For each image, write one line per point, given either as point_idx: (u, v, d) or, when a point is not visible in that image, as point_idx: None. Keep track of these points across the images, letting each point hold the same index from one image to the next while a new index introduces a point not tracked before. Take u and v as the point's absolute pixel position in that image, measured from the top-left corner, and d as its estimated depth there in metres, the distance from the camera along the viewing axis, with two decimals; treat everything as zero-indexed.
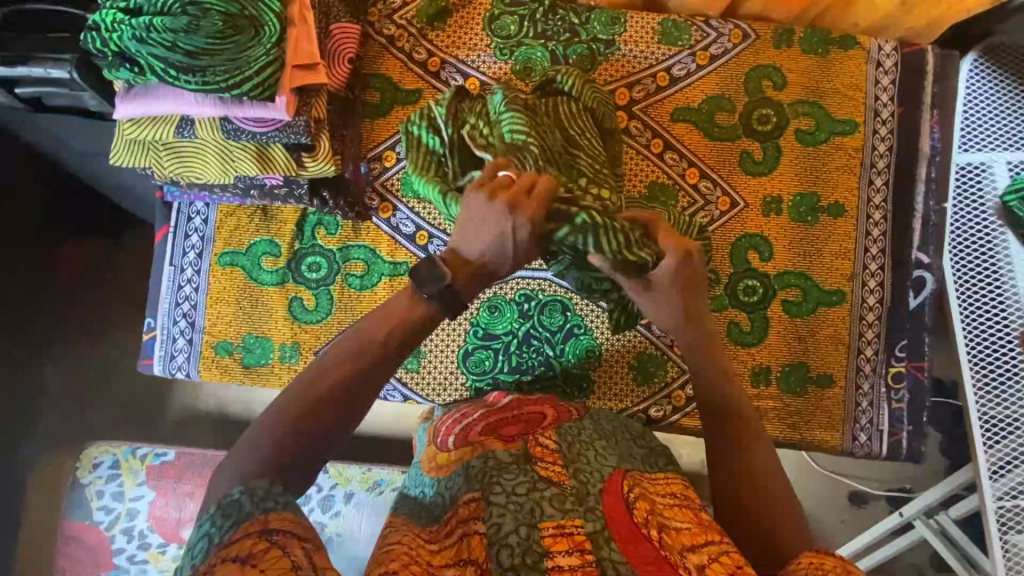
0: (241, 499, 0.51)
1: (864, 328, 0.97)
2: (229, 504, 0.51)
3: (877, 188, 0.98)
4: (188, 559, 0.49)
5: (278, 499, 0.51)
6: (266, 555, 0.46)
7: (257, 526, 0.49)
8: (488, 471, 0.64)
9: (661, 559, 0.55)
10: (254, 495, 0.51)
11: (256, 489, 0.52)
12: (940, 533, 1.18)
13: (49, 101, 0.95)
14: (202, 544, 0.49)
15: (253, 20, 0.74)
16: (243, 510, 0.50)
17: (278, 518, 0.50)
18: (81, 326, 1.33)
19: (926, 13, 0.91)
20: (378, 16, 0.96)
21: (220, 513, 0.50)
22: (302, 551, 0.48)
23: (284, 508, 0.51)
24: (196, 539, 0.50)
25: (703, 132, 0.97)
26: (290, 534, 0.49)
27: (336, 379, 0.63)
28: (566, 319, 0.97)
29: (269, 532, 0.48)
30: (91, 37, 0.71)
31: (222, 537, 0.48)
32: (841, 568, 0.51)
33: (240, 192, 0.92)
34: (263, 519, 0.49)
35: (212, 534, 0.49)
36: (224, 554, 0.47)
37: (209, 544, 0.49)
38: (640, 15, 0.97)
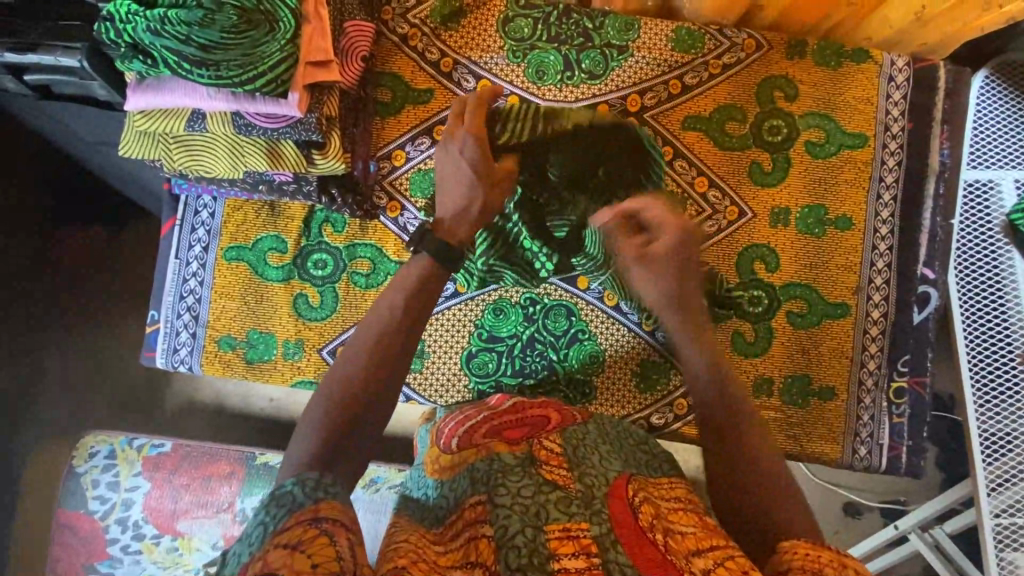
0: (294, 491, 0.54)
1: (868, 342, 0.97)
2: (282, 494, 0.54)
3: (885, 203, 0.98)
4: (244, 547, 0.51)
5: (328, 489, 0.55)
6: (315, 542, 0.48)
7: (307, 515, 0.51)
8: (493, 473, 0.64)
9: (668, 562, 0.55)
10: (306, 486, 0.55)
11: (307, 480, 0.55)
12: (934, 546, 1.18)
13: (56, 88, 0.95)
14: (258, 533, 0.51)
15: (269, 16, 0.74)
16: (295, 499, 0.53)
17: (329, 506, 0.53)
18: (81, 315, 1.32)
19: (941, 29, 0.91)
20: (391, 14, 0.95)
21: (274, 503, 0.53)
22: (347, 540, 0.50)
23: (334, 497, 0.54)
24: (251, 529, 0.52)
25: (713, 141, 0.97)
26: (339, 522, 0.51)
27: (365, 359, 0.69)
28: (570, 324, 0.97)
29: (318, 521, 0.51)
30: (105, 27, 0.71)
31: (277, 525, 0.51)
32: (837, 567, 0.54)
33: (248, 187, 0.92)
34: (314, 508, 0.52)
35: (267, 522, 0.52)
36: (277, 541, 0.49)
37: (265, 532, 0.51)
38: (654, 22, 0.96)
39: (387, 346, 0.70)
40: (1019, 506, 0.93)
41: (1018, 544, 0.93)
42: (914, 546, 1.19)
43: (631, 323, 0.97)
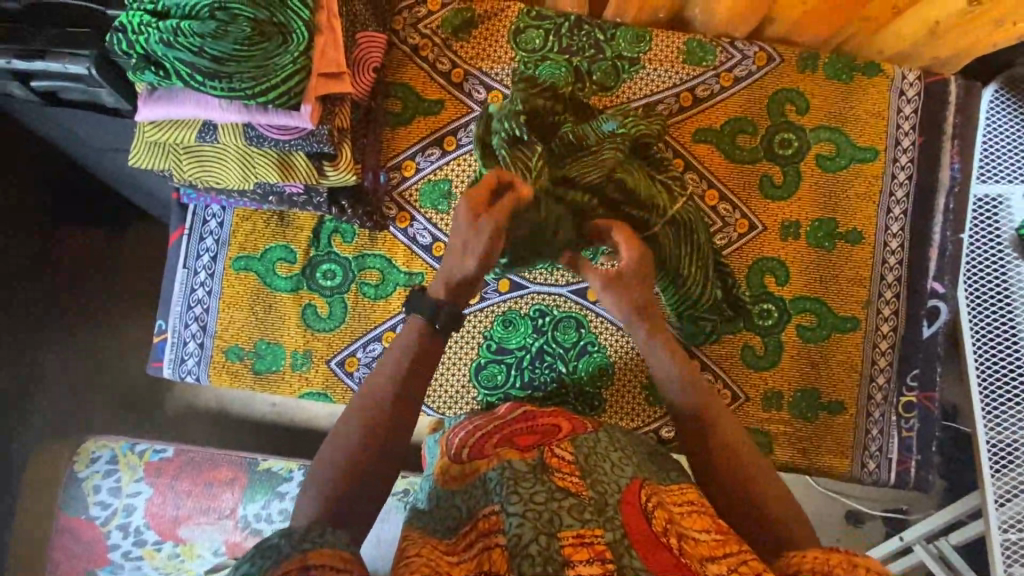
0: (281, 542, 0.53)
1: (877, 356, 0.97)
2: (269, 546, 0.53)
3: (895, 217, 0.97)
4: None
5: (314, 539, 0.54)
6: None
7: (297, 564, 0.52)
8: (505, 483, 0.61)
9: (682, 566, 0.55)
10: (292, 537, 0.55)
11: (293, 532, 0.55)
12: (939, 557, 1.18)
13: (64, 95, 0.95)
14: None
15: (282, 27, 0.73)
16: (282, 550, 0.53)
17: (316, 554, 0.53)
18: (83, 319, 1.31)
19: (954, 45, 0.91)
20: (402, 24, 0.95)
21: (259, 554, 0.53)
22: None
23: (322, 545, 0.54)
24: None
25: (724, 154, 0.97)
26: (329, 568, 0.52)
27: (364, 419, 0.69)
28: (580, 336, 0.97)
29: (308, 569, 0.51)
30: (118, 39, 0.71)
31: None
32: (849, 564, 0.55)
33: (258, 198, 0.91)
34: (302, 557, 0.52)
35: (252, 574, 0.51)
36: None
37: None
38: (665, 34, 0.96)
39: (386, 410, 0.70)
40: None
41: None
42: (918, 557, 1.19)
43: None
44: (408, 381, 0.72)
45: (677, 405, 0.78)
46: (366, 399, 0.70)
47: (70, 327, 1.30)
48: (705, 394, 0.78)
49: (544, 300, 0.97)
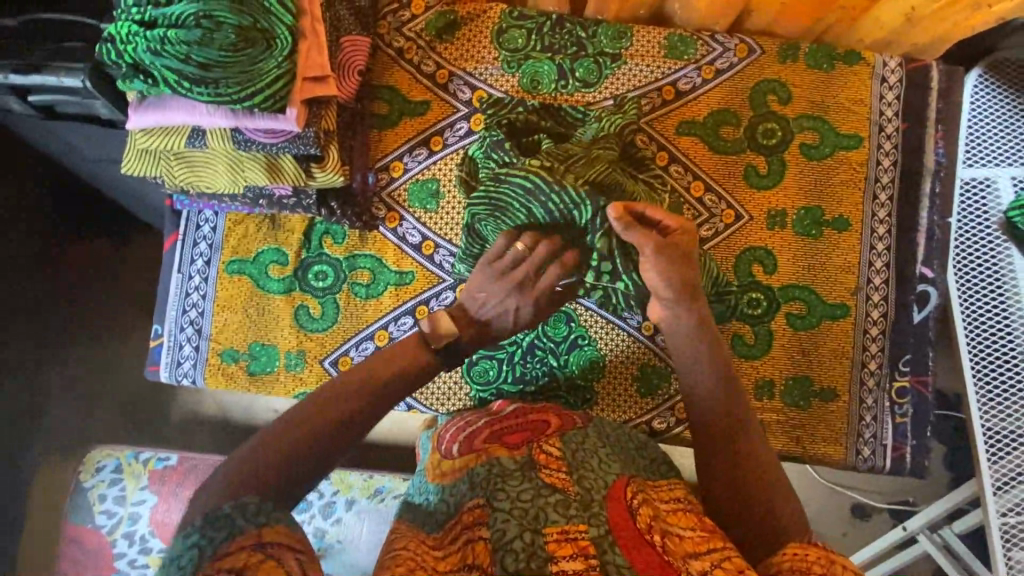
0: (233, 514, 0.55)
1: (868, 342, 0.97)
2: (221, 518, 0.54)
3: (881, 203, 0.98)
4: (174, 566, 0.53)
5: (270, 514, 0.56)
6: (261, 567, 0.51)
7: (251, 540, 0.53)
8: (492, 478, 0.63)
9: (666, 565, 0.55)
10: (247, 509, 0.56)
11: (247, 505, 0.56)
12: (944, 547, 1.16)
13: (59, 108, 0.97)
14: (191, 556, 0.53)
15: (265, 33, 0.75)
16: (235, 524, 0.54)
17: (270, 532, 0.55)
18: (86, 329, 1.33)
19: (933, 30, 0.91)
20: (387, 28, 0.97)
21: (212, 525, 0.54)
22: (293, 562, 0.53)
23: (277, 522, 0.56)
24: (183, 549, 0.54)
25: (709, 146, 0.97)
26: (285, 548, 0.54)
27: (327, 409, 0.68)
28: (570, 330, 0.98)
29: (263, 545, 0.53)
30: (106, 49, 0.73)
31: (215, 549, 0.53)
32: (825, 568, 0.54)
33: (249, 201, 0.93)
34: (257, 533, 0.54)
35: (203, 545, 0.53)
36: (218, 566, 0.51)
37: (200, 555, 0.53)
38: (646, 30, 0.97)
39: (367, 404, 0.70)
40: None
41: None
42: (923, 547, 1.17)
43: (631, 327, 0.97)
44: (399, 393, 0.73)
45: (700, 400, 0.73)
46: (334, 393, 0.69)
47: (72, 337, 1.32)
48: (732, 391, 0.73)
49: None
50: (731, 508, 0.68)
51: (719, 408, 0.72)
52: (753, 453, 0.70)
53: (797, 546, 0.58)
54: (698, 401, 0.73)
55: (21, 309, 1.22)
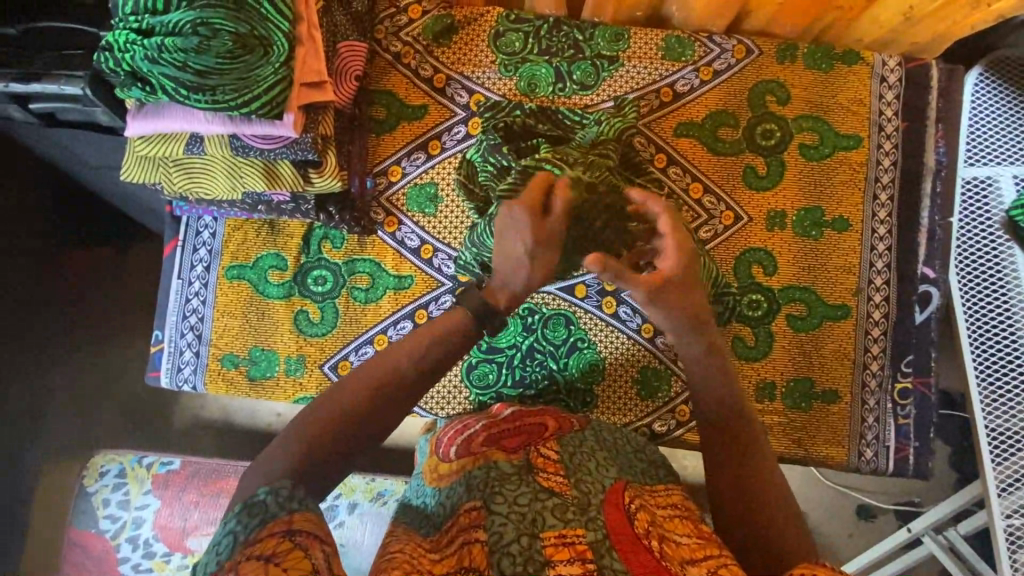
0: (267, 500, 0.54)
1: (870, 343, 0.97)
2: (255, 503, 0.54)
3: (881, 203, 0.97)
4: (211, 553, 0.52)
5: (302, 500, 0.55)
6: (289, 555, 0.50)
7: (282, 527, 0.53)
8: (490, 481, 0.63)
9: (661, 568, 0.54)
10: (279, 495, 0.55)
11: (280, 490, 0.55)
12: (949, 548, 1.16)
13: (61, 116, 0.98)
14: (227, 542, 0.52)
15: (262, 40, 0.75)
16: (269, 509, 0.54)
17: (302, 519, 0.54)
18: (89, 334, 1.34)
19: (932, 28, 0.91)
20: (384, 33, 0.97)
21: (246, 511, 0.53)
22: (322, 553, 0.52)
23: (308, 509, 0.55)
24: (220, 535, 0.53)
25: (707, 147, 0.97)
26: (312, 536, 0.53)
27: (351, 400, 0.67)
28: (569, 333, 0.97)
29: (292, 533, 0.52)
30: (105, 58, 0.73)
31: (248, 535, 0.52)
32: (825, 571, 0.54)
33: (248, 207, 0.93)
34: (288, 519, 0.53)
35: (238, 531, 0.52)
36: (250, 552, 0.50)
37: (234, 540, 0.52)
38: (644, 32, 0.97)
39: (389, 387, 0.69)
40: None
41: None
42: (928, 548, 1.16)
43: (630, 330, 0.97)
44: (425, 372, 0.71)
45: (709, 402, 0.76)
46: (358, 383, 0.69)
47: (75, 343, 1.33)
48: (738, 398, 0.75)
49: (533, 298, 0.97)
50: (734, 509, 0.69)
51: (722, 409, 0.75)
52: (756, 457, 0.72)
53: (803, 566, 0.55)
54: (701, 404, 0.77)
55: (24, 315, 1.23)
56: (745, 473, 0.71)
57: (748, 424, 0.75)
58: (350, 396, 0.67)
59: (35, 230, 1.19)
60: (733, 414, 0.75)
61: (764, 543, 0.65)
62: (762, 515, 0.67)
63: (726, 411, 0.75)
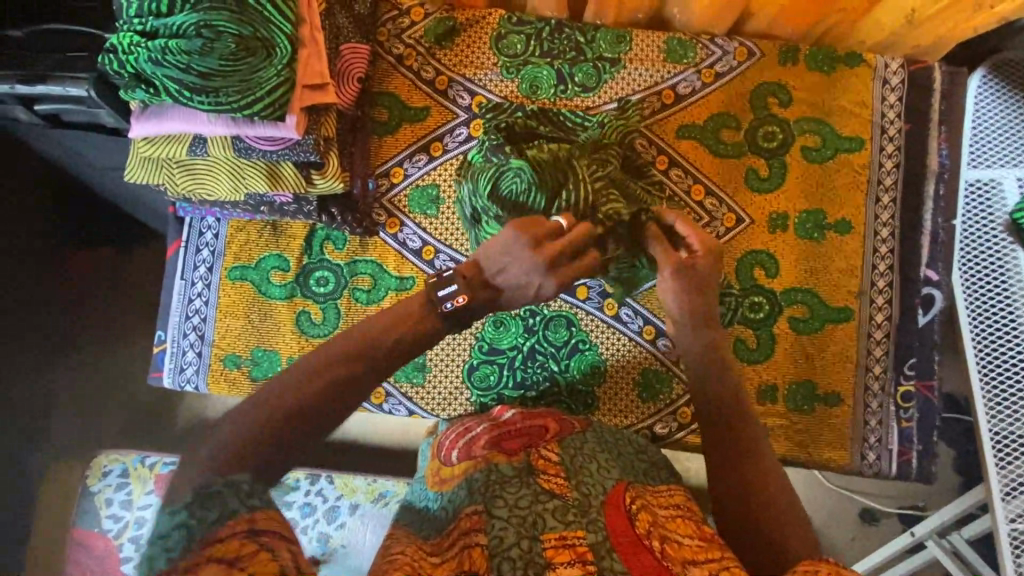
0: (227, 493, 0.51)
1: (873, 346, 0.96)
2: (210, 498, 0.50)
3: (884, 206, 0.97)
4: (158, 548, 0.48)
5: (264, 497, 0.52)
6: (255, 558, 0.46)
7: (243, 525, 0.49)
8: (490, 483, 0.63)
9: (663, 568, 0.54)
10: (241, 491, 0.51)
11: (240, 485, 0.52)
12: (953, 552, 1.15)
13: (66, 117, 0.98)
14: (178, 537, 0.48)
15: (265, 42, 0.75)
16: (228, 505, 0.50)
17: (263, 517, 0.50)
18: (92, 335, 1.34)
19: (934, 30, 0.90)
20: (387, 35, 0.97)
21: (201, 505, 0.50)
22: (289, 554, 0.48)
23: (269, 508, 0.51)
24: (169, 529, 0.49)
25: (708, 149, 0.97)
26: (277, 538, 0.49)
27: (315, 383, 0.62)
28: (571, 335, 0.97)
29: (255, 534, 0.48)
30: (109, 60, 0.74)
31: (204, 533, 0.48)
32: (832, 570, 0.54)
33: (251, 208, 0.94)
34: (250, 517, 0.49)
35: (191, 527, 0.48)
36: (210, 553, 0.46)
37: (187, 538, 0.48)
38: (646, 34, 0.97)
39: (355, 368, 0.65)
40: None
41: None
42: (932, 553, 1.16)
43: (632, 332, 0.97)
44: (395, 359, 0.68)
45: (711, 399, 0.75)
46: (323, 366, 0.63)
47: (79, 343, 1.33)
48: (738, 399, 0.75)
49: (534, 300, 0.98)
50: (738, 508, 0.68)
51: (723, 408, 0.75)
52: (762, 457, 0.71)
53: (807, 563, 0.55)
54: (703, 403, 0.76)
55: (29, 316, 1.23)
56: (748, 470, 0.70)
57: (749, 422, 0.74)
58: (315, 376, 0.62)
59: (35, 232, 1.18)
60: (733, 414, 0.75)
61: (769, 545, 0.64)
62: (765, 513, 0.67)
63: (728, 410, 0.75)
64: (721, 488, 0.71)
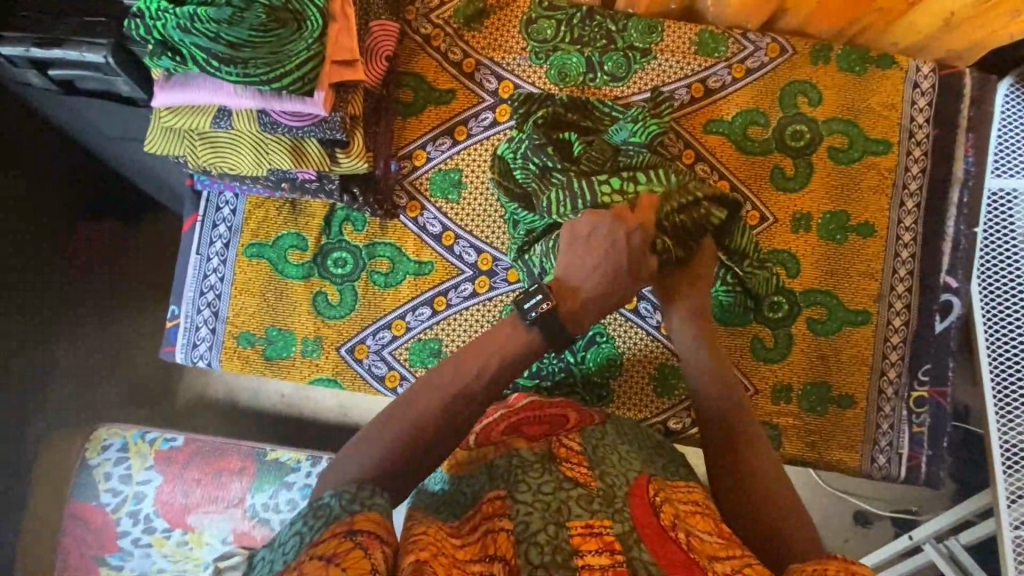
0: (333, 504, 0.55)
1: (888, 350, 0.97)
2: (320, 508, 0.55)
3: (907, 211, 0.97)
4: (279, 554, 0.54)
5: (364, 503, 0.56)
6: (349, 554, 0.49)
7: (343, 527, 0.52)
8: (512, 469, 0.63)
9: (690, 561, 0.55)
10: (343, 499, 0.56)
11: (342, 495, 0.57)
12: (949, 557, 1.15)
13: (81, 84, 0.96)
14: (293, 544, 0.53)
15: (296, 14, 0.74)
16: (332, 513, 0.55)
17: (362, 520, 0.54)
18: (94, 309, 1.32)
19: (970, 35, 0.90)
20: (415, 15, 0.96)
21: (312, 515, 0.55)
22: (381, 553, 0.50)
23: (370, 509, 0.55)
24: (287, 536, 0.54)
25: (736, 145, 0.96)
26: (372, 535, 0.52)
27: (425, 404, 0.69)
28: (589, 326, 0.97)
29: (352, 533, 0.51)
30: (136, 24, 0.72)
31: (314, 536, 0.53)
32: (841, 569, 0.55)
33: (271, 184, 0.92)
34: (349, 521, 0.53)
35: (303, 533, 0.54)
36: (312, 552, 0.50)
37: (300, 543, 0.53)
38: (678, 25, 0.96)
39: (455, 405, 0.69)
40: None
41: None
42: (928, 557, 1.16)
43: (649, 327, 0.97)
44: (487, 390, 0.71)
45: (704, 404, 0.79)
46: (433, 389, 0.70)
47: (84, 311, 1.31)
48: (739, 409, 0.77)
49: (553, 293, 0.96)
50: (731, 494, 0.71)
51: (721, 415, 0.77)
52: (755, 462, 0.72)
53: (816, 561, 0.57)
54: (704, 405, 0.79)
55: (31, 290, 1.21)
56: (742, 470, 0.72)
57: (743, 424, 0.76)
58: (433, 399, 0.69)
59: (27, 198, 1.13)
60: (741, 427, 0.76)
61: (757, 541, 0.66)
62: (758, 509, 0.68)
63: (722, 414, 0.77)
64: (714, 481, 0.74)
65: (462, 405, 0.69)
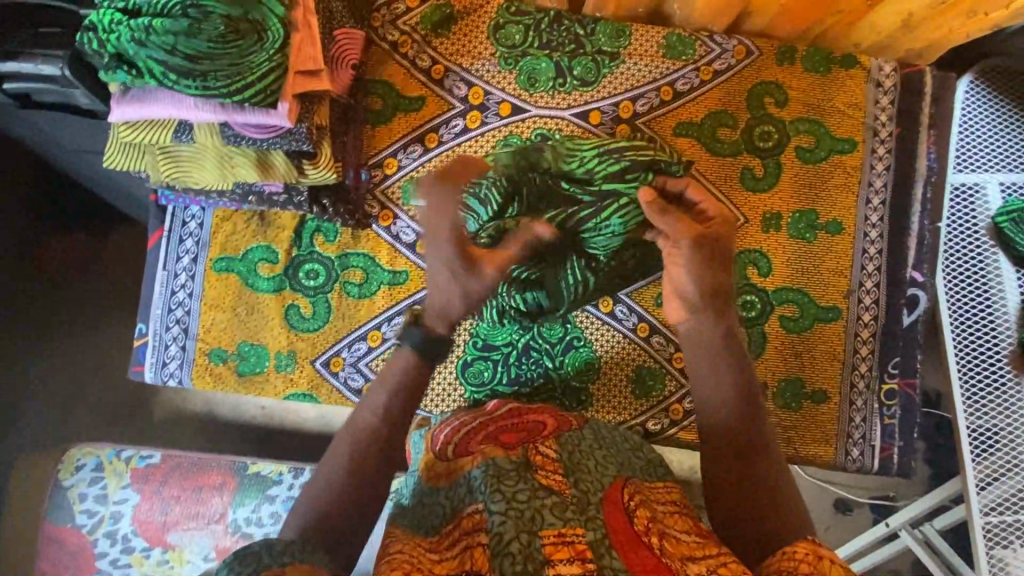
0: (261, 552, 0.55)
1: (859, 345, 0.99)
2: (248, 553, 0.54)
3: (873, 208, 0.99)
4: None
5: (295, 554, 0.56)
6: None
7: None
8: (488, 479, 0.62)
9: (662, 566, 0.55)
10: (273, 550, 0.56)
11: (272, 545, 0.56)
12: (924, 543, 1.18)
13: (38, 98, 0.90)
14: None
15: (257, 25, 0.72)
16: (261, 561, 0.54)
17: (296, 569, 0.54)
18: (76, 314, 1.29)
19: (927, 36, 0.92)
20: (381, 21, 0.94)
21: (237, 561, 0.54)
22: None
23: (301, 561, 0.55)
24: None
25: (705, 147, 0.97)
26: None
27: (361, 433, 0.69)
28: (566, 331, 0.97)
29: None
30: (88, 38, 0.69)
31: None
32: (811, 555, 0.55)
33: (238, 198, 0.91)
34: (281, 570, 0.53)
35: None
36: None
37: None
38: (645, 29, 0.96)
39: (368, 438, 0.69)
40: (1008, 503, 0.92)
41: (1007, 541, 0.91)
42: (904, 542, 1.18)
43: (626, 329, 0.97)
44: (395, 417, 0.71)
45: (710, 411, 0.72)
46: (365, 412, 0.71)
47: (78, 318, 1.29)
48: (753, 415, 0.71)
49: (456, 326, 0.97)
50: (727, 501, 0.68)
51: (728, 407, 0.71)
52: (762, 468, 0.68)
53: (794, 547, 0.58)
54: (712, 414, 0.72)
55: (22, 293, 1.22)
56: (753, 471, 0.68)
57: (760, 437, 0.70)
58: (366, 421, 0.70)
59: None
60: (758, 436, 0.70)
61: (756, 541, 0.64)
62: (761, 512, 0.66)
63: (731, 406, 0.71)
64: (713, 476, 0.70)
65: (371, 438, 0.69)
